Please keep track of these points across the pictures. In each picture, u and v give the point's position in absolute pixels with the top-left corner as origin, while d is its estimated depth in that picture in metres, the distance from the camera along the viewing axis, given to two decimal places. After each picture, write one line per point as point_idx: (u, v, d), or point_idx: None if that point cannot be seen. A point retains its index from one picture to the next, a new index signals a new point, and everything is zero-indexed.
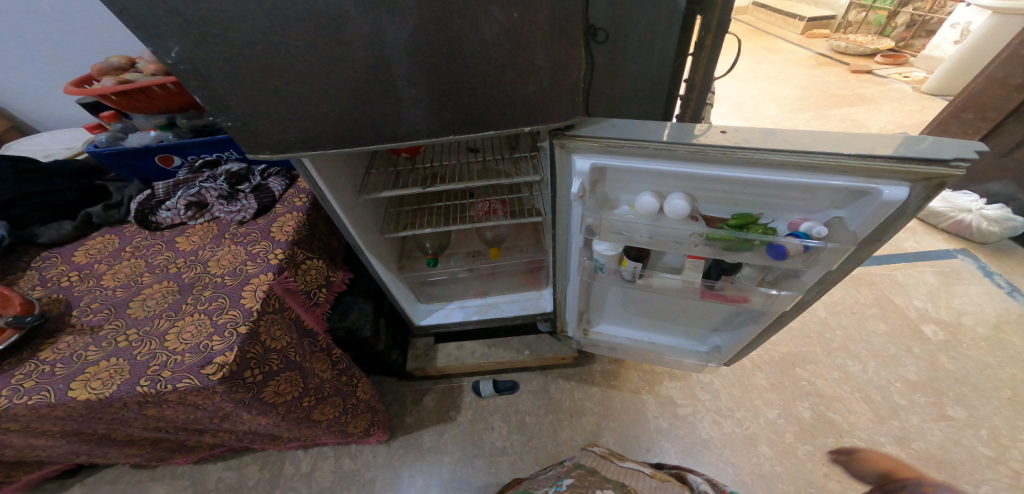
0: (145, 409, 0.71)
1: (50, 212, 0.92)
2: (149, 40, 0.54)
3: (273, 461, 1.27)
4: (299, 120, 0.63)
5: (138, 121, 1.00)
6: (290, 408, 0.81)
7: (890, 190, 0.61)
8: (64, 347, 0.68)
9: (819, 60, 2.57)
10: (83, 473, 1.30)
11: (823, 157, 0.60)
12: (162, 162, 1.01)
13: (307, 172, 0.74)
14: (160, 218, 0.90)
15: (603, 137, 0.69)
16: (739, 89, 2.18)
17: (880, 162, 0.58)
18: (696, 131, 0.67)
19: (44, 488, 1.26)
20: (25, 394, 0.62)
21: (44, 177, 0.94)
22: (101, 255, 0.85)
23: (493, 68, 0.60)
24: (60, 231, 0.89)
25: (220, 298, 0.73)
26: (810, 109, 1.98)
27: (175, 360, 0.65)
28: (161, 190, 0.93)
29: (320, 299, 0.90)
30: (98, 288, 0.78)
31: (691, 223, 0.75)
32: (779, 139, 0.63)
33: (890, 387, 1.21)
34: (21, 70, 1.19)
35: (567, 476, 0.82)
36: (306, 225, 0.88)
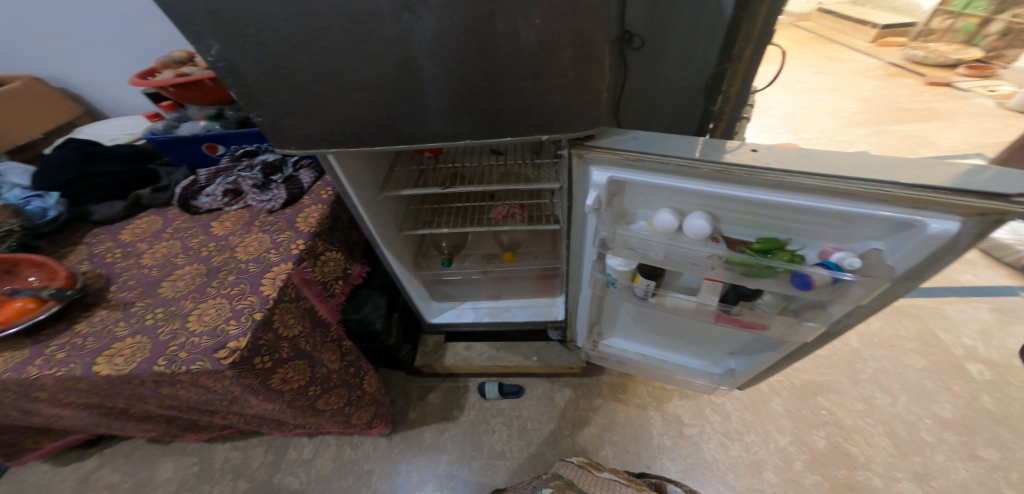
0: (160, 387, 0.74)
1: (102, 192, 0.96)
2: (192, 37, 0.57)
3: (278, 445, 1.30)
4: (324, 120, 0.66)
5: (192, 112, 1.05)
6: (297, 397, 0.83)
7: (938, 224, 0.59)
8: (97, 321, 0.72)
9: (890, 71, 2.28)
10: (101, 445, 1.36)
11: (863, 185, 0.58)
12: (209, 151, 1.05)
13: (332, 169, 0.76)
14: (200, 203, 0.94)
15: (623, 150, 0.69)
16: (790, 100, 2.08)
17: (929, 193, 0.56)
18: (726, 150, 0.66)
19: (66, 456, 1.33)
20: (55, 366, 0.65)
21: (102, 158, 1.01)
22: (144, 235, 0.89)
23: (513, 74, 0.61)
24: (111, 210, 0.94)
25: (241, 284, 0.75)
26: (869, 125, 1.84)
27: (193, 342, 0.68)
28: (203, 177, 0.97)
29: (335, 291, 0.92)
30: (136, 267, 0.81)
31: (711, 244, 0.75)
32: (815, 162, 0.62)
33: (919, 423, 1.17)
34: (80, 57, 1.26)
35: (545, 487, 0.82)
36: (328, 217, 0.90)
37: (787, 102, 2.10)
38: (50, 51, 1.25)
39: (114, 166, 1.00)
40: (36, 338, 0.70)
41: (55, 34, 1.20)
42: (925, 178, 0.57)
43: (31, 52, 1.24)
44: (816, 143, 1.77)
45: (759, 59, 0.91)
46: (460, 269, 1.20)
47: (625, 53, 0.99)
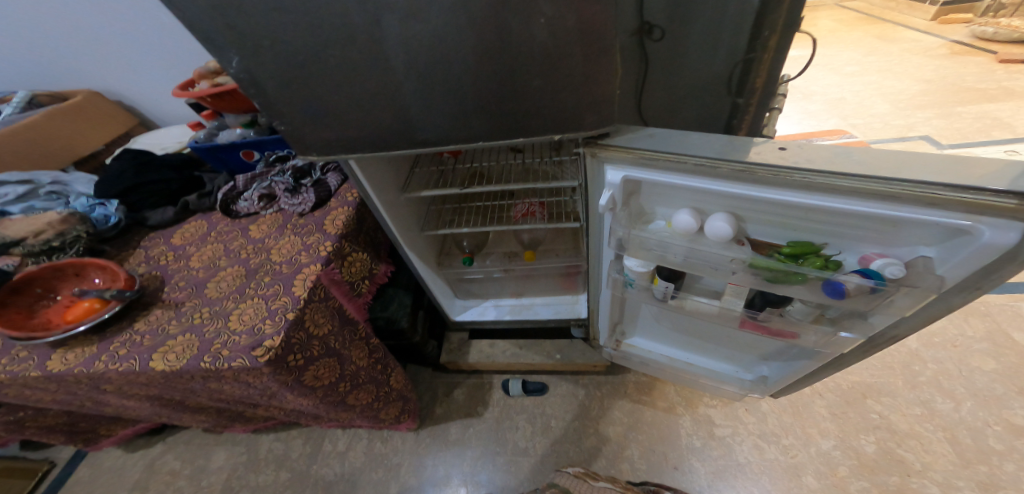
0: (207, 382, 0.79)
1: (156, 199, 1.06)
2: (217, 53, 0.61)
3: (315, 437, 1.39)
4: (342, 125, 0.69)
5: (229, 120, 1.10)
6: (328, 392, 0.86)
7: (997, 232, 0.53)
8: (153, 319, 0.78)
9: (954, 49, 2.07)
10: (164, 433, 1.49)
11: (902, 186, 0.53)
12: (245, 156, 1.12)
13: (354, 175, 0.78)
14: (239, 207, 1.01)
15: (637, 149, 0.69)
16: (836, 85, 1.97)
17: (981, 195, 0.50)
18: (750, 148, 0.64)
19: (134, 443, 1.48)
20: (117, 361, 0.71)
21: (155, 166, 1.11)
22: (192, 239, 0.98)
23: (522, 74, 0.62)
24: (164, 215, 1.03)
25: (276, 285, 0.79)
26: (932, 107, 1.67)
27: (234, 340, 0.71)
28: (241, 182, 1.03)
29: (363, 290, 0.96)
30: (186, 269, 0.88)
31: (737, 247, 0.73)
32: (853, 160, 0.58)
33: (986, 430, 1.08)
34: (140, 75, 1.39)
35: None
36: (354, 219, 0.94)
37: (833, 87, 1.98)
38: (115, 68, 1.37)
39: (165, 174, 1.10)
40: (102, 334, 0.76)
41: (119, 54, 1.33)
42: (980, 178, 0.51)
43: (98, 68, 1.38)
44: (869, 128, 1.63)
45: (788, 46, 0.86)
46: (482, 268, 1.18)
47: (645, 45, 0.93)
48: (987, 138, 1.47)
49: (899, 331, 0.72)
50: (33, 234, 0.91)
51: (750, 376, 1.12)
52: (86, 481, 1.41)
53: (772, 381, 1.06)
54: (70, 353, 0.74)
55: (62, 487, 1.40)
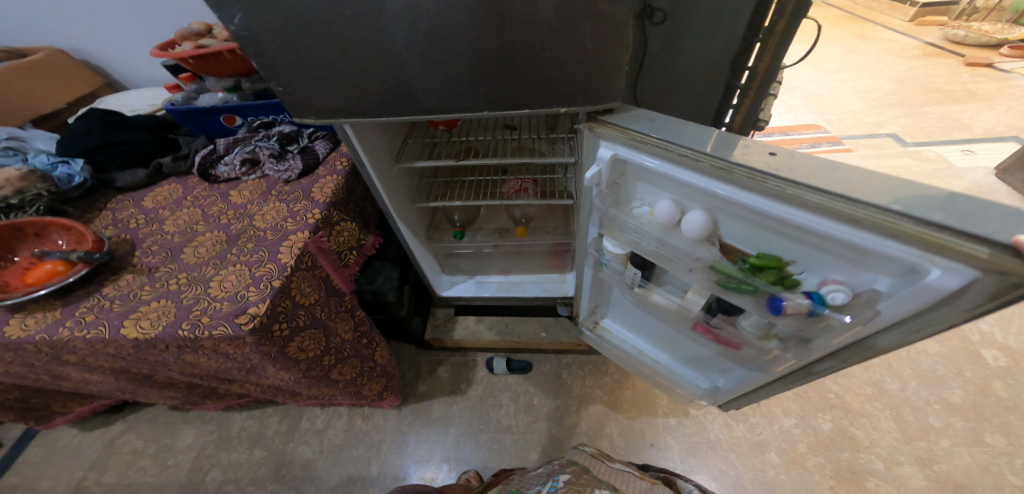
0: (182, 354, 0.75)
1: (128, 160, 0.98)
2: (217, 7, 0.57)
3: (292, 415, 1.36)
4: (343, 89, 0.65)
5: (209, 83, 1.02)
6: (312, 366, 0.84)
7: (953, 274, 0.47)
8: (124, 284, 0.73)
9: (926, 50, 2.18)
10: (126, 411, 1.43)
11: (867, 210, 0.48)
12: (227, 122, 1.05)
13: (348, 140, 0.75)
14: (219, 172, 0.95)
15: (630, 129, 0.66)
16: (817, 81, 2.04)
17: (943, 236, 0.44)
18: (736, 145, 0.58)
19: (92, 421, 1.41)
20: (85, 327, 0.66)
21: (126, 127, 1.03)
22: (166, 202, 0.92)
23: (531, 45, 0.59)
24: (134, 177, 0.96)
25: (260, 251, 0.75)
26: (901, 106, 1.74)
27: (214, 306, 0.67)
28: (222, 146, 0.97)
29: (350, 261, 0.93)
30: (159, 233, 0.83)
31: (706, 248, 0.69)
32: (837, 176, 0.51)
33: (928, 408, 1.17)
34: (95, 29, 1.27)
35: (562, 471, 0.82)
36: (344, 188, 0.90)
37: (813, 82, 2.05)
38: (67, 20, 1.25)
39: (137, 135, 1.02)
40: (67, 299, 0.71)
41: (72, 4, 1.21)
42: (949, 216, 0.45)
43: (46, 19, 1.24)
44: (842, 124, 1.69)
45: (791, 31, 0.88)
46: (472, 243, 1.16)
47: (645, 28, 0.85)
48: (948, 137, 1.55)
49: (841, 360, 0.68)
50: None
51: (705, 385, 1.04)
52: (39, 460, 1.34)
53: (722, 394, 0.99)
54: (31, 319, 0.68)
55: (14, 465, 1.33)
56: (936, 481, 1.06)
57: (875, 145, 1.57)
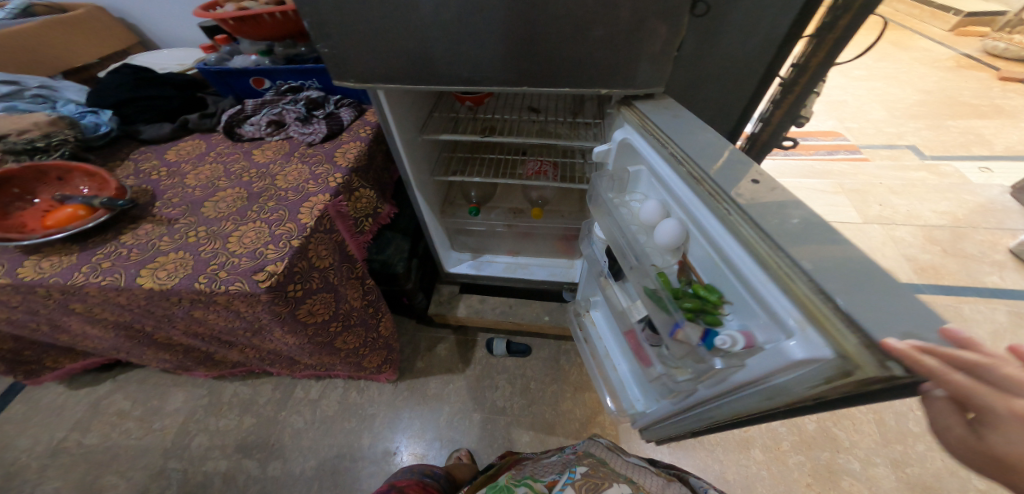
0: (193, 308, 0.74)
1: (153, 114, 0.97)
2: None
3: (286, 384, 1.37)
4: (388, 54, 0.64)
5: (244, 46, 1.02)
6: (318, 331, 0.84)
7: (808, 348, 0.40)
8: (142, 234, 0.72)
9: (961, 62, 2.37)
10: (115, 371, 1.43)
11: (780, 258, 0.43)
12: (256, 84, 1.03)
13: (381, 106, 0.75)
14: (243, 131, 0.94)
15: (648, 118, 0.65)
16: (843, 87, 2.22)
17: (824, 307, 0.39)
18: (732, 164, 0.53)
19: (80, 379, 1.41)
20: (101, 274, 0.66)
21: (155, 83, 1.03)
22: (188, 157, 0.91)
23: (577, 23, 0.58)
24: (160, 131, 0.95)
25: (280, 211, 0.75)
26: (925, 118, 1.94)
27: (232, 262, 0.67)
28: (250, 107, 0.97)
29: (365, 229, 0.93)
30: (181, 186, 0.82)
31: (671, 259, 0.64)
32: (788, 221, 0.45)
33: (909, 414, 1.21)
34: None
35: (579, 462, 0.82)
36: (366, 155, 0.90)
37: (838, 89, 2.25)
38: None
39: (166, 91, 1.01)
40: (83, 244, 0.71)
41: None
42: (836, 285, 0.39)
43: None
44: (863, 132, 1.91)
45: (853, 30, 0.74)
46: (486, 220, 1.16)
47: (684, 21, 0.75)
48: (967, 153, 1.75)
49: (717, 415, 0.58)
50: (19, 133, 0.83)
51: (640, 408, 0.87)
52: (18, 419, 1.33)
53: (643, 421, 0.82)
54: (46, 262, 0.69)
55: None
56: (907, 483, 1.10)
57: (893, 155, 1.78)
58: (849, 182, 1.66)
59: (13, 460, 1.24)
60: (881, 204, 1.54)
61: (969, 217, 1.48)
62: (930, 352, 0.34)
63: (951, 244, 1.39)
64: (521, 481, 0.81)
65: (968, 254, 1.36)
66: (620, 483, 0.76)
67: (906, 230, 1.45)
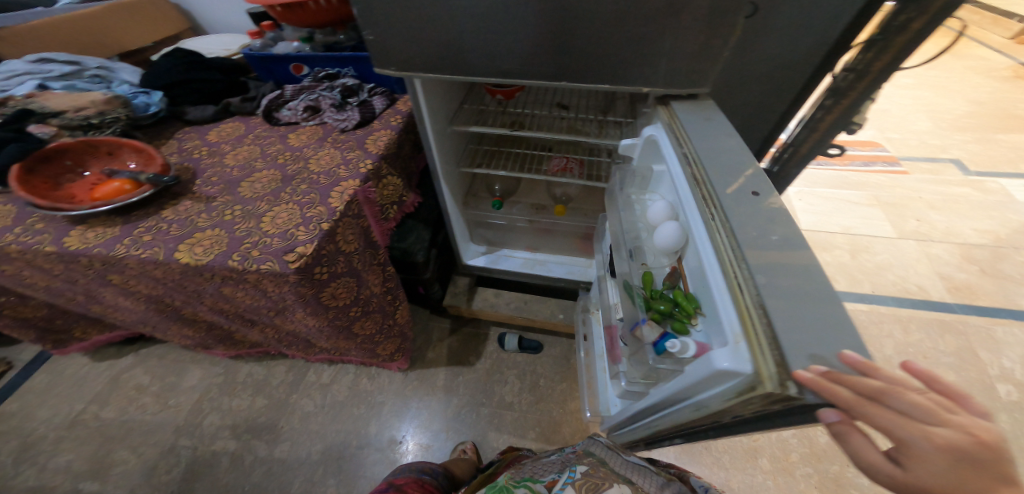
0: (223, 285, 0.77)
1: (198, 96, 1.04)
2: None
3: (300, 367, 1.40)
4: (430, 42, 0.65)
5: (287, 33, 1.09)
6: (338, 315, 0.86)
7: (732, 359, 0.42)
8: (182, 210, 0.76)
9: (1019, 73, 2.30)
10: (136, 345, 1.48)
11: (739, 269, 0.44)
12: (294, 70, 1.06)
13: (415, 95, 0.76)
14: (282, 115, 0.98)
15: (678, 117, 0.65)
16: (887, 96, 2.18)
17: (758, 322, 0.40)
18: (737, 172, 0.52)
19: (105, 351, 1.47)
20: (142, 246, 0.69)
21: (203, 67, 1.09)
22: (228, 138, 0.95)
23: (611, 22, 0.58)
24: (205, 112, 1.01)
25: (312, 194, 0.77)
26: (973, 131, 1.90)
27: (265, 242, 0.69)
28: (288, 92, 1.00)
29: (391, 216, 0.94)
30: (220, 165, 0.86)
31: (669, 260, 0.67)
32: (769, 237, 0.45)
33: None
34: None
35: (580, 462, 0.76)
36: (395, 143, 0.92)
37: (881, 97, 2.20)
38: None
39: (212, 75, 1.08)
40: (126, 218, 0.75)
41: None
42: (776, 302, 0.40)
43: None
44: (905, 144, 1.87)
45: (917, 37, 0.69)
46: (507, 214, 1.18)
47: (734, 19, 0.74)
48: (1013, 169, 1.70)
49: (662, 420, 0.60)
50: (76, 110, 0.90)
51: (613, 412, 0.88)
52: (41, 388, 1.38)
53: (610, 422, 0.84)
54: (91, 233, 0.73)
55: (18, 389, 1.39)
56: None
57: (934, 170, 1.74)
58: (885, 195, 1.63)
59: (32, 429, 1.29)
60: (917, 220, 1.51)
61: (1011, 237, 1.44)
62: (840, 382, 0.35)
63: (989, 265, 1.37)
64: (519, 481, 0.75)
65: (1007, 276, 1.33)
66: (622, 483, 0.70)
67: (942, 247, 1.43)
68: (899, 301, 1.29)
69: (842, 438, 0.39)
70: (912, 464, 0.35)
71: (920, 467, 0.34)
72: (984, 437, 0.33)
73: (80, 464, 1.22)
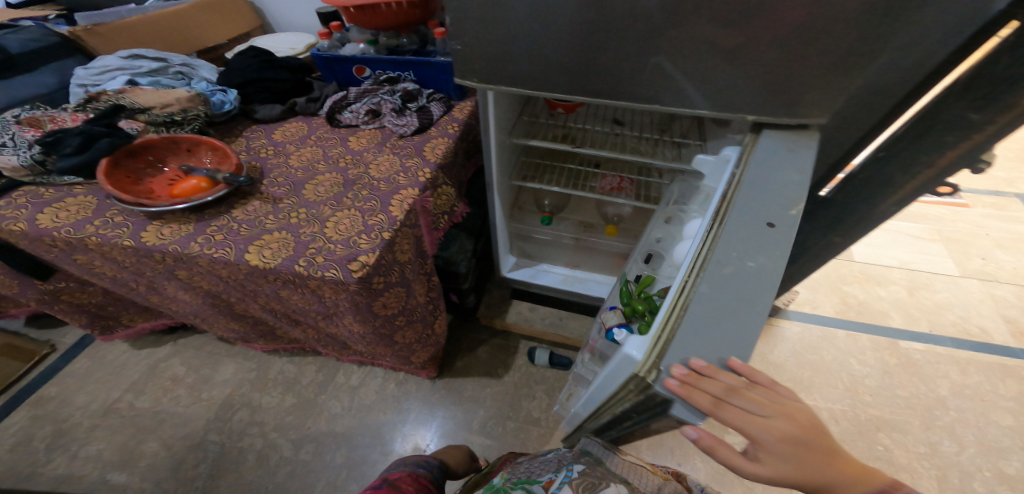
0: (282, 288, 0.81)
1: (269, 95, 1.12)
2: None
3: (329, 368, 1.44)
4: (517, 59, 0.68)
5: (353, 34, 1.15)
6: (384, 323, 0.88)
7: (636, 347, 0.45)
8: (252, 210, 0.82)
9: None
10: (174, 336, 1.55)
11: (695, 277, 0.47)
12: (356, 72, 1.11)
13: (485, 106, 0.78)
14: (343, 117, 1.03)
15: (755, 152, 0.60)
16: None
17: (673, 319, 0.44)
18: (777, 204, 0.52)
19: (145, 340, 1.54)
20: (215, 246, 0.74)
21: (274, 66, 1.17)
22: (292, 138, 1.02)
23: (678, 51, 0.59)
24: (273, 111, 1.08)
25: (373, 201, 0.81)
26: None
27: (329, 248, 0.73)
28: (352, 94, 1.05)
29: (441, 225, 0.96)
30: (285, 166, 0.93)
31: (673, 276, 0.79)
32: (747, 264, 0.46)
33: None
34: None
35: (577, 461, 0.73)
36: (451, 151, 0.95)
37: None
38: None
39: (280, 74, 1.15)
40: (199, 215, 0.81)
41: None
42: (697, 311, 0.43)
43: None
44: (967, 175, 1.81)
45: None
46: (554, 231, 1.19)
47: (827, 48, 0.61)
48: None
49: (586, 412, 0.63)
50: (161, 106, 0.99)
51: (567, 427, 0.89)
52: (82, 372, 1.46)
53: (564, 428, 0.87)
54: (165, 229, 0.79)
55: (59, 372, 1.46)
56: None
57: (999, 204, 1.67)
58: (947, 229, 1.57)
59: (68, 415, 1.35)
60: (982, 257, 1.45)
61: None
62: (701, 385, 0.40)
63: None
64: (517, 483, 0.73)
65: None
66: (619, 483, 0.68)
67: (1010, 289, 1.37)
68: (958, 343, 1.24)
69: (713, 451, 0.42)
70: (766, 459, 0.41)
71: (774, 460, 0.40)
72: (802, 420, 0.43)
73: (110, 454, 1.27)
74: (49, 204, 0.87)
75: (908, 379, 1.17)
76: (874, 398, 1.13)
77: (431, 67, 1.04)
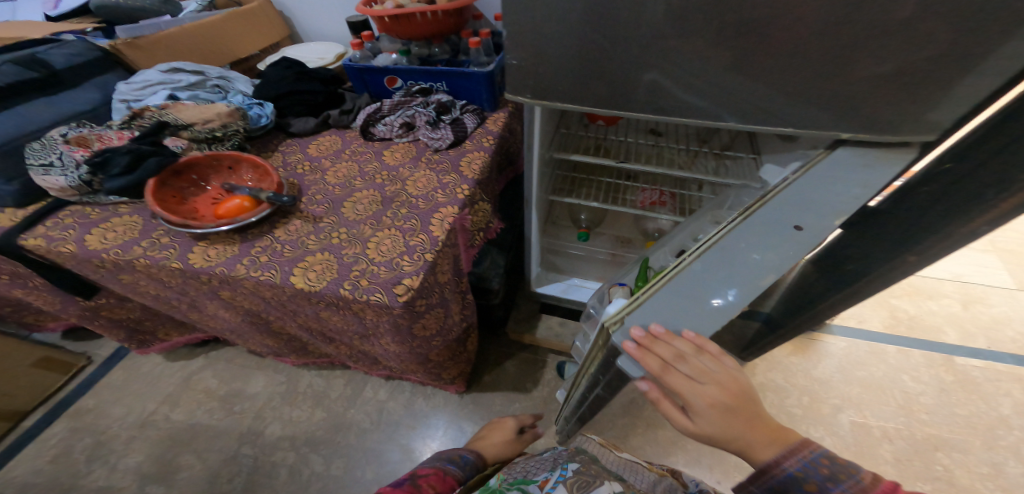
0: (323, 309, 0.82)
1: (303, 108, 1.15)
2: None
3: (358, 382, 1.44)
4: (577, 77, 0.61)
5: (385, 44, 1.18)
6: (421, 343, 0.88)
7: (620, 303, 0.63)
8: (293, 231, 0.83)
9: None
10: (206, 348, 1.58)
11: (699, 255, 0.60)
12: (388, 83, 1.13)
13: (532, 122, 0.77)
14: (377, 130, 1.05)
15: (815, 168, 0.57)
16: None
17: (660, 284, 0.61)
18: (817, 207, 0.57)
19: (178, 352, 1.57)
20: (261, 269, 0.76)
21: (308, 78, 1.20)
22: (327, 153, 1.04)
23: None
24: (307, 124, 1.12)
25: (413, 219, 0.82)
26: None
27: (373, 271, 0.73)
28: (386, 107, 1.06)
29: (477, 241, 0.96)
30: (322, 182, 0.95)
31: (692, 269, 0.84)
32: (755, 255, 0.58)
33: None
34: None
35: (572, 460, 0.70)
36: (488, 165, 0.96)
37: None
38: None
39: (314, 86, 1.18)
40: (243, 235, 0.83)
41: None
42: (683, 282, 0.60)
43: None
44: None
45: None
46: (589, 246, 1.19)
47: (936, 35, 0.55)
48: None
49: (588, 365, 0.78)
50: (203, 122, 1.02)
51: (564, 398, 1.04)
52: (118, 384, 1.50)
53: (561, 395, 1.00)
54: (211, 251, 0.81)
55: (97, 384, 1.50)
56: None
57: None
58: (1001, 238, 1.51)
59: (107, 427, 1.39)
60: None
61: None
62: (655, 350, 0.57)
63: None
64: (513, 483, 0.67)
65: None
66: (613, 481, 0.64)
67: None
68: (1019, 360, 1.18)
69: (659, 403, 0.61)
70: (698, 418, 0.55)
71: (703, 421, 0.54)
72: (734, 389, 0.55)
73: (148, 466, 1.30)
74: (97, 224, 0.90)
75: (966, 397, 1.11)
76: (930, 417, 1.08)
77: (462, 77, 1.05)
